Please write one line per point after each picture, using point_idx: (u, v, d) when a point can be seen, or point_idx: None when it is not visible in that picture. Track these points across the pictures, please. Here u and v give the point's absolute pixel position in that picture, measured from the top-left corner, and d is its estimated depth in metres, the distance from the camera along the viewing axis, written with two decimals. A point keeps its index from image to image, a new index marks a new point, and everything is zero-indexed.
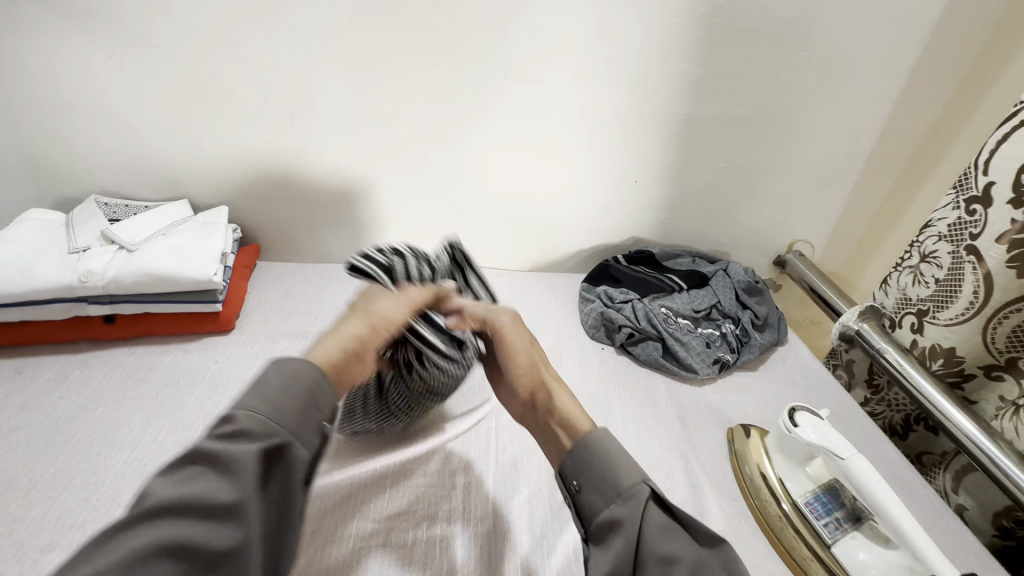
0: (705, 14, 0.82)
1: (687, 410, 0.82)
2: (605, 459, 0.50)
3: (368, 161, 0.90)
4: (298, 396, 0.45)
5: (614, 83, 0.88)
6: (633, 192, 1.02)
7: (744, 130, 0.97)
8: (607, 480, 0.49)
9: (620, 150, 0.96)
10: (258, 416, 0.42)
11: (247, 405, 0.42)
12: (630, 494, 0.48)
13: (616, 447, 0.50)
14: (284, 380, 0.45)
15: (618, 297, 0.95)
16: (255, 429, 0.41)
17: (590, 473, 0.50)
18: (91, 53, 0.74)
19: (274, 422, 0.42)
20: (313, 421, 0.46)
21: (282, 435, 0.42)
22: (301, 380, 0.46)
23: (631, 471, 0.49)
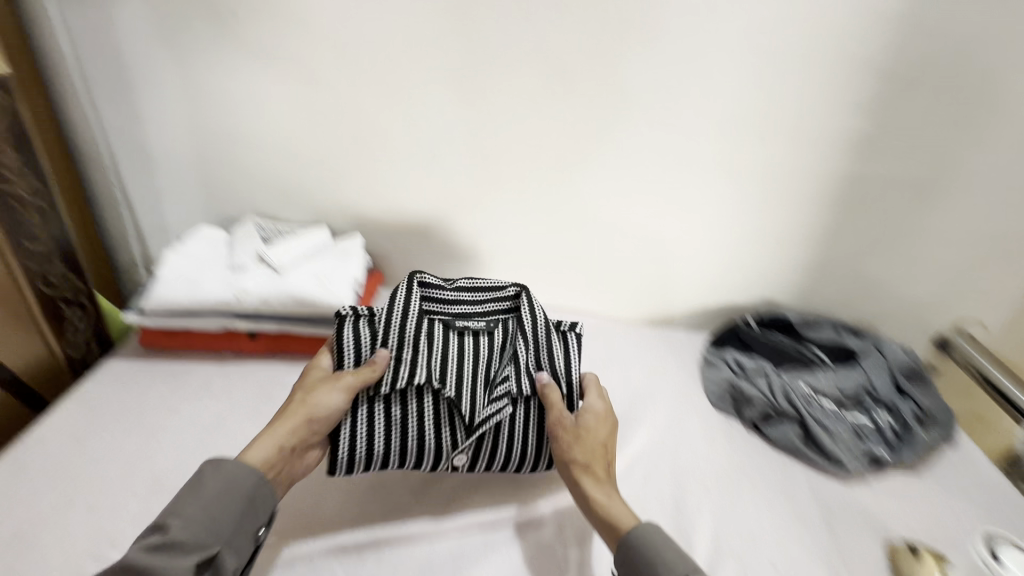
0: (881, 64, 0.75)
1: (832, 510, 0.71)
2: (646, 549, 0.54)
3: (497, 200, 0.90)
4: (236, 503, 0.53)
5: (765, 136, 0.81)
6: (770, 250, 0.93)
7: (915, 193, 0.85)
8: (635, 568, 0.53)
9: (762, 206, 0.89)
10: (194, 528, 0.50)
11: (184, 516, 0.50)
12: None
13: (656, 541, 0.54)
14: (221, 484, 0.53)
15: (750, 369, 0.86)
16: (188, 538, 0.49)
17: (631, 570, 0.54)
18: (270, 92, 0.82)
19: (205, 534, 0.50)
20: (248, 529, 0.53)
21: (216, 546, 0.50)
22: (238, 485, 0.53)
23: (672, 558, 0.53)
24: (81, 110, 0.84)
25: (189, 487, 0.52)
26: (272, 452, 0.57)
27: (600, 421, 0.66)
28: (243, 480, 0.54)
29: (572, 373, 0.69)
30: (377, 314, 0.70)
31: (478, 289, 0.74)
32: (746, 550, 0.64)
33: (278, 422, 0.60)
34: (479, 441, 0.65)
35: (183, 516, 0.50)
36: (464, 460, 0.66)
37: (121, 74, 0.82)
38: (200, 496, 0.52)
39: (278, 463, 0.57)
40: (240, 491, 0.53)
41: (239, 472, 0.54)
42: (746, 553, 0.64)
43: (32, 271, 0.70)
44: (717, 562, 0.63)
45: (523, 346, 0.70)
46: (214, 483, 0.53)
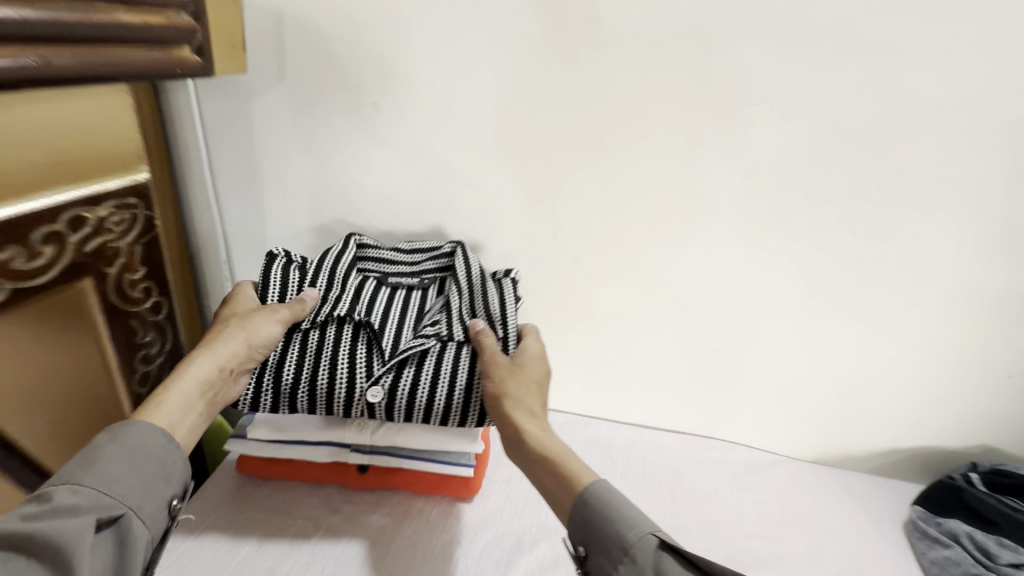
0: None
1: None
2: (602, 510, 0.48)
3: (647, 313, 0.75)
4: (152, 461, 0.47)
5: (1007, 252, 0.64)
6: (1000, 389, 0.73)
7: None
8: (607, 540, 0.47)
9: (995, 334, 0.70)
10: (86, 491, 0.43)
11: (70, 477, 0.43)
12: (632, 543, 0.46)
13: (603, 502, 0.48)
14: (137, 445, 0.47)
15: (986, 555, 0.65)
16: (82, 501, 0.43)
17: (592, 536, 0.47)
18: (400, 185, 0.73)
19: (107, 495, 0.44)
20: (161, 496, 0.47)
21: (121, 506, 0.44)
22: (150, 451, 0.47)
23: (633, 521, 0.47)
24: (204, 203, 0.78)
25: (91, 452, 0.46)
26: (209, 373, 0.54)
27: (540, 367, 0.61)
28: (158, 440, 0.48)
29: (507, 318, 0.63)
30: (315, 270, 0.66)
31: (417, 246, 0.71)
32: None
33: (214, 345, 0.55)
34: (401, 366, 0.61)
35: (73, 482, 0.43)
36: (392, 387, 0.60)
37: (250, 167, 0.76)
38: (120, 451, 0.46)
39: (186, 421, 0.51)
40: (137, 453, 0.47)
41: (154, 433, 0.48)
42: None
43: (138, 393, 0.72)
44: None
45: (455, 294, 0.66)
46: (105, 452, 0.46)
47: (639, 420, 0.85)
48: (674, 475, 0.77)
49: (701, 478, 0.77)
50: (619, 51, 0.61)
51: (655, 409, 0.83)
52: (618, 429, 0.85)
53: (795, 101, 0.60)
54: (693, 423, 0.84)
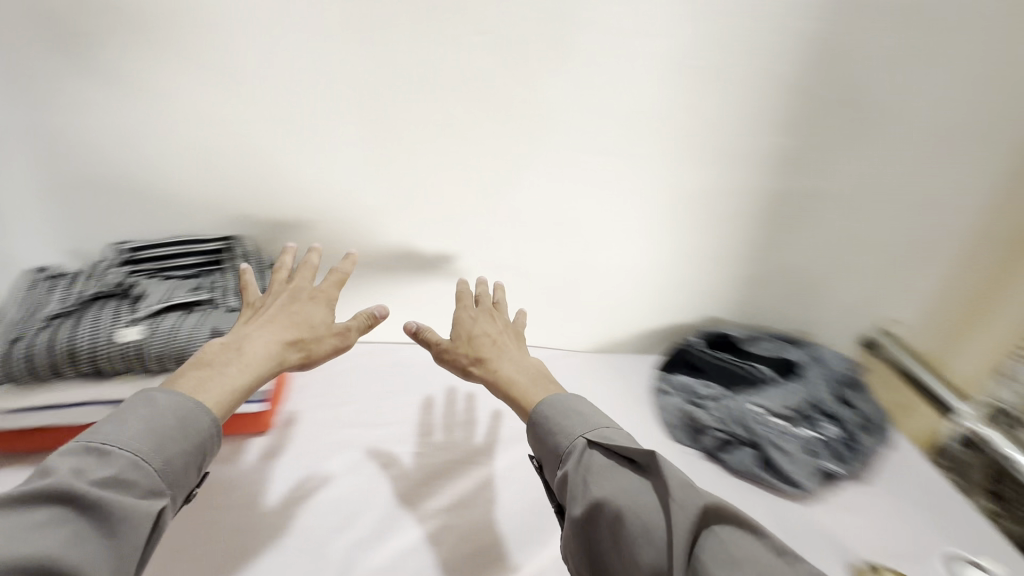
0: (811, 86, 0.76)
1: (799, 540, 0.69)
2: (548, 421, 0.59)
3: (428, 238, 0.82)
4: (181, 439, 0.50)
5: (698, 158, 0.80)
6: (710, 270, 0.93)
7: (841, 207, 0.88)
8: (552, 445, 0.57)
9: (700, 227, 0.88)
10: (145, 467, 0.46)
11: (131, 445, 0.47)
12: (569, 448, 0.55)
13: (562, 406, 0.59)
14: (177, 419, 0.50)
15: (702, 391, 0.85)
16: (134, 477, 0.46)
17: (545, 449, 0.58)
18: (140, 128, 0.68)
19: (155, 478, 0.47)
20: (186, 481, 0.50)
21: (166, 495, 0.48)
22: (190, 424, 0.51)
23: (571, 431, 0.57)
24: None
25: (124, 413, 0.49)
26: (272, 352, 0.61)
27: (321, 306, 0.67)
28: (193, 415, 0.52)
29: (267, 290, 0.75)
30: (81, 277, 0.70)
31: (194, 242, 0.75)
32: None
33: (293, 310, 0.65)
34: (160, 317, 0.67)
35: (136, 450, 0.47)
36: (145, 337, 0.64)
37: None
38: (156, 419, 0.49)
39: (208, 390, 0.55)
40: (186, 425, 0.51)
41: (190, 402, 0.52)
42: None
43: None
44: None
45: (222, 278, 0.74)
46: (166, 413, 0.50)
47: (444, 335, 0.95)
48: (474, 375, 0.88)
49: None
50: None
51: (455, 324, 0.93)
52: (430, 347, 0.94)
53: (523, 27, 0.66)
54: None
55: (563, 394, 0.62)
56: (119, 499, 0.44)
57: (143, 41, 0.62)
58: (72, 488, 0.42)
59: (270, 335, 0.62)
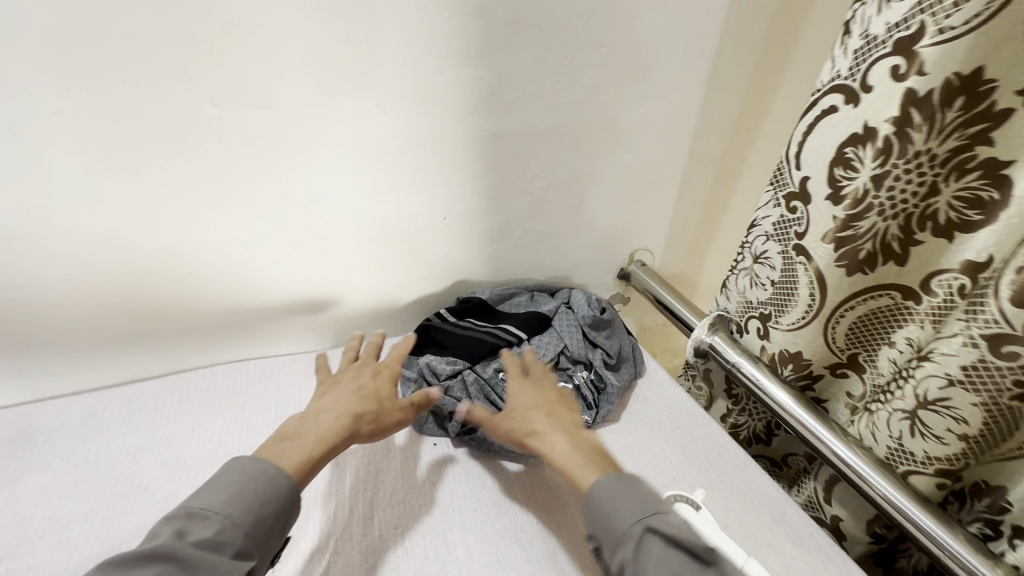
0: (477, 4, 0.66)
1: (539, 511, 0.67)
2: (600, 505, 0.53)
3: (66, 248, 0.67)
4: (273, 504, 0.52)
5: (377, 106, 0.69)
6: (443, 231, 0.85)
7: (558, 143, 0.83)
8: (608, 530, 0.51)
9: (412, 185, 0.78)
10: (233, 530, 0.48)
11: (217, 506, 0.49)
12: (625, 531, 0.50)
13: (617, 489, 0.54)
14: (241, 478, 0.51)
15: (445, 365, 0.77)
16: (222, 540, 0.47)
17: (597, 527, 0.53)
18: None
19: (248, 542, 0.48)
20: (275, 546, 0.51)
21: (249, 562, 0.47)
22: (272, 482, 0.52)
23: (628, 513, 0.51)
24: None
25: (208, 482, 0.51)
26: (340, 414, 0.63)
27: (391, 370, 0.71)
28: (248, 491, 0.51)
29: None
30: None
31: None
32: None
33: (378, 379, 0.69)
34: None
35: (206, 514, 0.48)
36: None
37: None
38: (226, 489, 0.50)
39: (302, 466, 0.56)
40: (282, 496, 0.52)
41: (256, 470, 0.53)
42: None
43: None
44: None
45: None
46: (241, 476, 0.52)
47: (154, 353, 0.82)
48: (192, 408, 0.77)
49: (212, 403, 0.78)
50: None
51: (157, 336, 0.80)
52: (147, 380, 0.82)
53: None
54: (207, 328, 0.82)
55: (609, 476, 0.55)
56: (217, 560, 0.45)
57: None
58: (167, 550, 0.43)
59: (328, 408, 0.63)
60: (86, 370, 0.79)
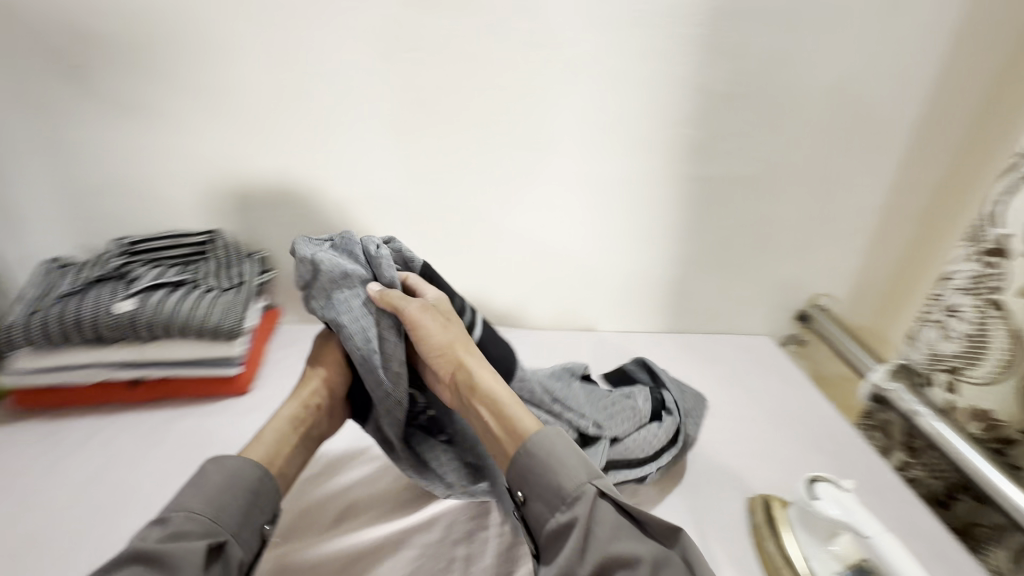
0: (699, 82, 0.88)
1: (702, 477, 0.79)
2: (544, 456, 0.54)
3: (385, 230, 0.95)
4: (241, 497, 0.52)
5: (614, 150, 0.93)
6: (643, 251, 1.04)
7: (751, 189, 0.99)
8: (555, 491, 0.52)
9: (627, 210, 1.00)
10: (200, 518, 0.48)
11: (186, 505, 0.49)
12: (575, 493, 0.52)
13: (557, 446, 0.55)
14: (222, 475, 0.52)
15: (378, 384, 0.63)
16: (196, 526, 0.48)
17: (534, 484, 0.54)
18: (134, 139, 0.83)
19: (220, 522, 0.49)
20: (255, 524, 0.52)
21: (226, 534, 0.49)
22: (240, 475, 0.53)
23: (573, 473, 0.53)
24: None
25: (193, 480, 0.51)
26: (297, 411, 0.63)
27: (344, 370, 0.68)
28: (242, 471, 0.53)
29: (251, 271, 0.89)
30: (89, 264, 0.84)
31: (177, 235, 0.88)
32: None
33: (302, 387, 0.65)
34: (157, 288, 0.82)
35: (186, 506, 0.49)
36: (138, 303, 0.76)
37: None
38: (205, 491, 0.51)
39: (278, 458, 0.59)
40: (241, 485, 0.52)
41: (237, 466, 0.53)
42: None
43: None
44: None
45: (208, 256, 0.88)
46: (220, 479, 0.52)
47: None
48: None
49: None
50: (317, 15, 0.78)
51: None
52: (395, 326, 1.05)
53: (441, 54, 0.82)
54: (449, 304, 1.05)
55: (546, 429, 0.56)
56: (227, 520, 0.50)
57: (140, 75, 0.79)
58: (140, 548, 0.45)
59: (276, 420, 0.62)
60: None
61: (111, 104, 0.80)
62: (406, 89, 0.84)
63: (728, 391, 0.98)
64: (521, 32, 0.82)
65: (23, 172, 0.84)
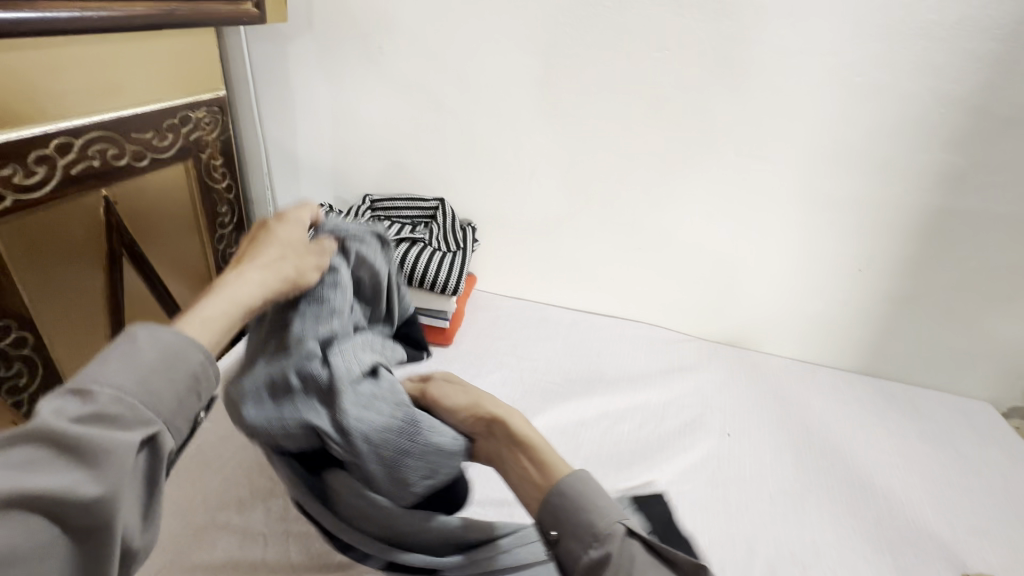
0: (978, 103, 0.78)
1: (902, 538, 0.71)
2: (572, 495, 0.49)
3: (587, 219, 1.00)
4: (176, 383, 0.40)
5: (846, 168, 0.87)
6: (852, 281, 0.96)
7: (1014, 230, 0.85)
8: (581, 525, 0.47)
9: (843, 236, 0.92)
10: (128, 400, 0.37)
11: (113, 380, 0.38)
12: (603, 531, 0.47)
13: (583, 488, 0.50)
14: (159, 351, 0.40)
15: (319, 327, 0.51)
16: (123, 412, 0.37)
17: (567, 520, 0.48)
18: (400, 115, 0.98)
19: (147, 409, 0.38)
20: (187, 411, 0.41)
21: (158, 424, 0.38)
22: (179, 357, 0.41)
23: (604, 510, 0.48)
24: (250, 116, 1.02)
25: (112, 357, 0.39)
26: (250, 289, 0.48)
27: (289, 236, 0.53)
28: (183, 351, 0.42)
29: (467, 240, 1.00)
30: (344, 213, 1.02)
31: (414, 201, 1.02)
32: (811, 558, 0.67)
33: (262, 256, 0.50)
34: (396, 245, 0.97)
35: (115, 382, 0.38)
36: None
37: (286, 93, 1.00)
38: (136, 360, 0.39)
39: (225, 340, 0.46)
40: (184, 371, 0.41)
41: (180, 343, 0.42)
42: (811, 561, 0.67)
43: (216, 249, 0.92)
44: (781, 565, 0.66)
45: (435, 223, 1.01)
46: (149, 356, 0.40)
47: (589, 304, 1.10)
48: (609, 339, 1.02)
49: (622, 344, 1.01)
50: (573, 14, 0.85)
51: (597, 297, 1.09)
52: (573, 311, 1.10)
53: (685, 56, 0.84)
54: (628, 299, 1.07)
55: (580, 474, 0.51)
56: (186, 406, 0.41)
57: (418, 56, 0.92)
58: (48, 427, 0.34)
59: (245, 283, 0.48)
60: (541, 298, 1.12)
61: (390, 81, 0.95)
62: (641, 88, 0.87)
63: (939, 452, 0.86)
64: (773, 39, 0.81)
65: (311, 131, 1.03)
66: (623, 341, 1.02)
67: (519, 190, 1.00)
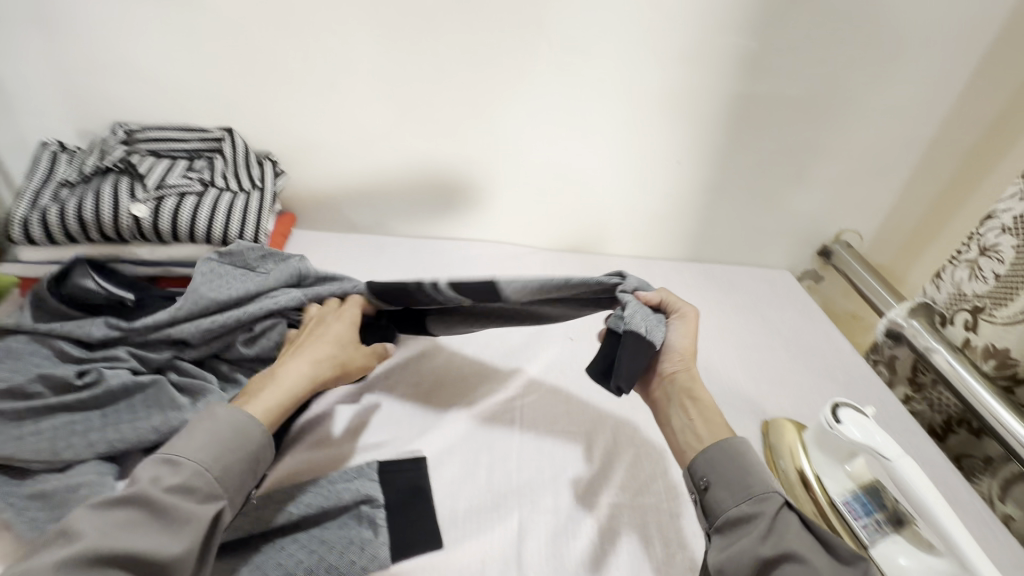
0: None
1: (716, 401, 0.80)
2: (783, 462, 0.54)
3: (407, 134, 0.90)
4: (242, 459, 0.51)
5: (657, 58, 0.85)
6: (674, 173, 0.99)
7: (797, 110, 0.92)
8: (742, 483, 0.53)
9: (660, 129, 0.93)
10: (205, 475, 0.48)
11: (194, 456, 0.48)
12: (762, 493, 0.51)
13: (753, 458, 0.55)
14: (233, 429, 0.51)
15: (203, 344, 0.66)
16: (199, 486, 0.47)
17: (729, 476, 0.54)
18: (138, 14, 0.76)
19: (218, 486, 0.48)
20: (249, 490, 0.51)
21: (224, 502, 0.48)
22: (246, 436, 0.52)
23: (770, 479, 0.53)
24: None
25: (193, 428, 0.50)
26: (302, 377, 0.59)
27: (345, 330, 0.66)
28: (250, 431, 0.52)
29: (262, 171, 0.85)
30: (88, 151, 0.80)
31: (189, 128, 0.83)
32: None
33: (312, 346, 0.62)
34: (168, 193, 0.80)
35: (196, 458, 0.48)
36: (148, 215, 0.75)
37: None
38: (216, 435, 0.50)
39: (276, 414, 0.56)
40: (244, 451, 0.51)
41: (246, 422, 0.53)
42: None
43: None
44: None
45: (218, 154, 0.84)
46: (223, 427, 0.51)
47: (430, 228, 1.03)
48: (451, 261, 0.97)
49: (467, 265, 0.97)
50: None
51: (436, 219, 1.02)
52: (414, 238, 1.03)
53: None
54: (469, 217, 1.02)
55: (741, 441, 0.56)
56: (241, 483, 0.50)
57: None
58: (148, 494, 0.45)
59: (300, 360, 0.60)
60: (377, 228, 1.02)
61: None
62: None
63: (747, 319, 0.98)
64: None
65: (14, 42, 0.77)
66: (467, 261, 0.98)
67: (321, 105, 0.86)
